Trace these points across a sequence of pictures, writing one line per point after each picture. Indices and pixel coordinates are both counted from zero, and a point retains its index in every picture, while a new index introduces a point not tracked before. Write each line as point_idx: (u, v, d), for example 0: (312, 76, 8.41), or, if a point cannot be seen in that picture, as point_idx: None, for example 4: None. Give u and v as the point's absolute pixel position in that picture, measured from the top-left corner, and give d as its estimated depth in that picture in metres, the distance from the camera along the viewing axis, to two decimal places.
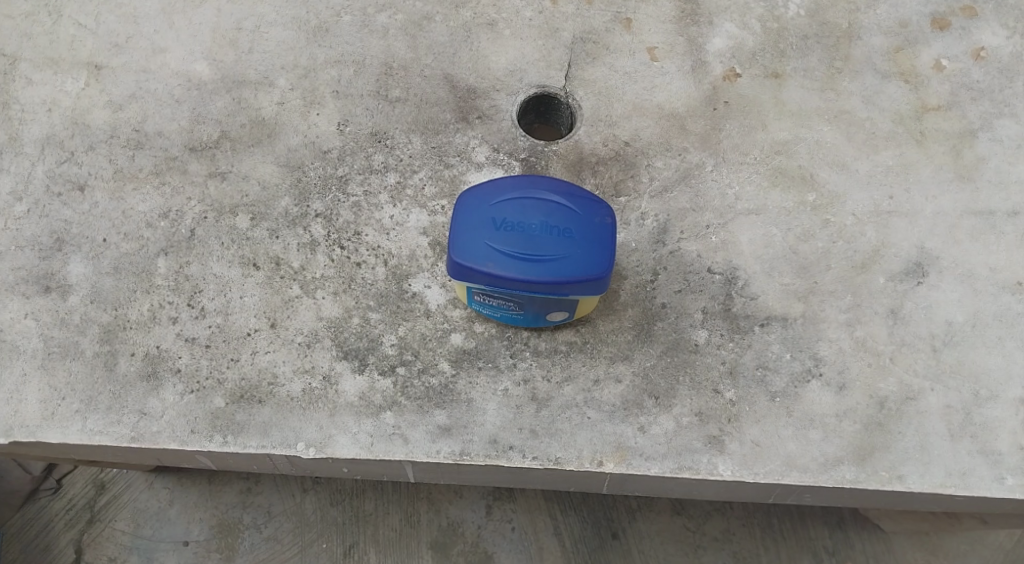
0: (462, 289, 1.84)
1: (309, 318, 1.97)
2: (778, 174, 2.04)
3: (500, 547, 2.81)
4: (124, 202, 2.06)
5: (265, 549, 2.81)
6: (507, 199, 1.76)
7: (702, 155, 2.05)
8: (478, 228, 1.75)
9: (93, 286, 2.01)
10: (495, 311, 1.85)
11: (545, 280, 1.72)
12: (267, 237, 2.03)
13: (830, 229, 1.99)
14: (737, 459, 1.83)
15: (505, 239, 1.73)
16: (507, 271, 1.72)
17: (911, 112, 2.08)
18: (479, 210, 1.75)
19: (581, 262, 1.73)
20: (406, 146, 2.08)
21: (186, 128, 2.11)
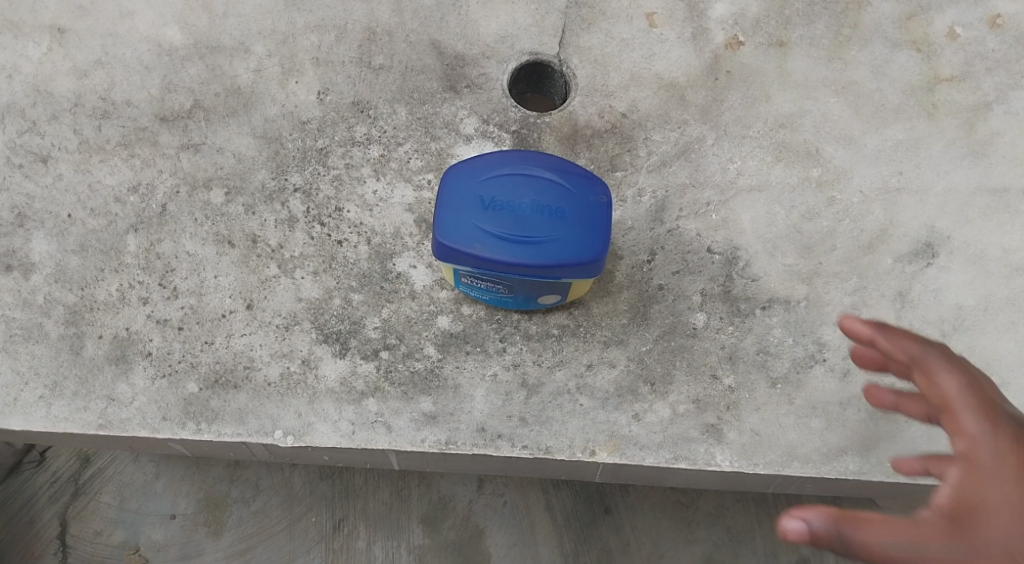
0: (447, 271, 1.74)
1: (287, 299, 1.87)
2: (782, 149, 1.93)
3: (490, 522, 2.59)
4: (90, 175, 1.95)
5: (253, 523, 2.58)
6: (495, 177, 1.66)
7: (703, 128, 1.94)
8: (464, 208, 1.65)
9: (58, 264, 1.91)
10: (483, 293, 1.76)
11: (535, 264, 1.63)
12: (243, 214, 1.92)
13: (836, 207, 1.89)
14: (736, 449, 1.75)
15: (494, 219, 1.64)
16: (496, 253, 1.63)
17: (923, 84, 1.98)
18: (466, 188, 1.66)
19: (574, 244, 1.64)
20: (390, 117, 1.97)
21: (156, 96, 2.00)
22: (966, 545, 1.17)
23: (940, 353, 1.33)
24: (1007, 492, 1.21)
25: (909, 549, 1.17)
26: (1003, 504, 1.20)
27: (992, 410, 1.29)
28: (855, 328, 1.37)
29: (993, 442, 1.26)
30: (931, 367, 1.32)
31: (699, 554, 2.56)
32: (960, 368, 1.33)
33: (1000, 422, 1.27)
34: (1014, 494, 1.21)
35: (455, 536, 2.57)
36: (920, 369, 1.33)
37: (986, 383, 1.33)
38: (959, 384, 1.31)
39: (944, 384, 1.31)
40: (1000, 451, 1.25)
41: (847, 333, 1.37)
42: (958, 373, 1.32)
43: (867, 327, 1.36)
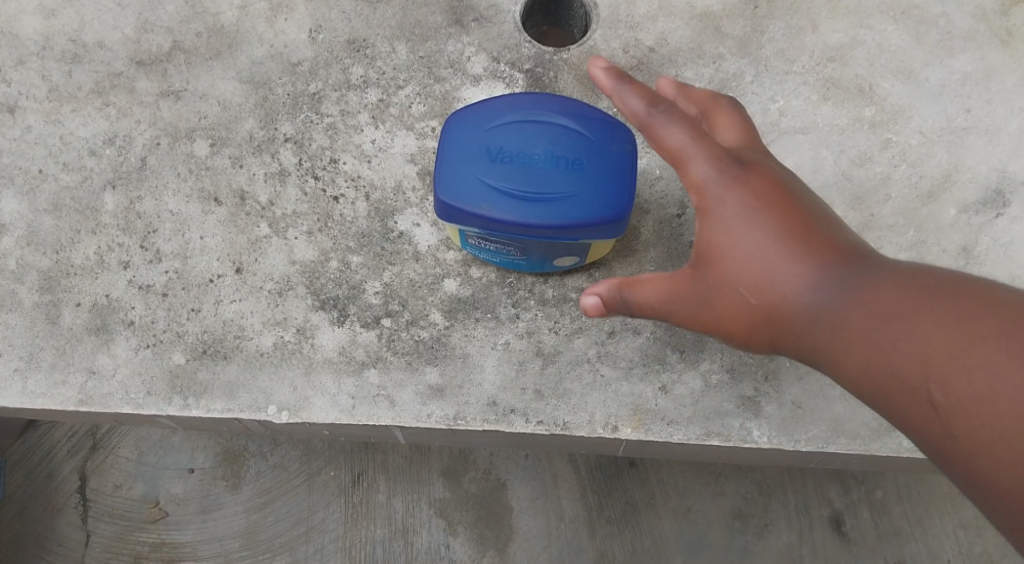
0: (453, 231, 1.56)
1: (280, 261, 1.69)
2: (831, 85, 1.71)
3: (513, 476, 2.19)
4: (62, 126, 1.77)
5: (273, 479, 2.21)
6: (503, 124, 1.47)
7: (740, 63, 1.73)
8: (469, 160, 1.46)
9: (31, 225, 1.74)
10: (493, 255, 1.58)
11: (549, 224, 1.45)
12: (229, 167, 1.74)
13: (891, 151, 1.68)
14: (775, 423, 1.58)
15: (502, 173, 1.45)
16: (504, 213, 1.45)
17: (996, 7, 1.75)
18: (470, 138, 1.47)
19: (594, 201, 1.45)
20: (390, 56, 1.76)
21: (131, 37, 1.80)
22: (735, 308, 1.28)
23: (668, 123, 1.31)
24: (784, 268, 1.25)
25: (667, 303, 1.33)
26: (758, 274, 1.26)
27: (737, 181, 1.28)
28: (597, 72, 1.37)
29: (725, 218, 1.28)
30: (656, 131, 1.32)
31: (727, 509, 2.15)
32: (704, 139, 1.30)
33: (744, 195, 1.28)
34: (789, 265, 1.24)
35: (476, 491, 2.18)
36: (648, 132, 1.33)
37: (753, 128, 1.39)
38: (734, 134, 1.36)
39: (664, 136, 1.31)
40: (750, 226, 1.26)
41: (623, 112, 1.35)
42: (705, 156, 1.29)
43: (607, 77, 1.36)
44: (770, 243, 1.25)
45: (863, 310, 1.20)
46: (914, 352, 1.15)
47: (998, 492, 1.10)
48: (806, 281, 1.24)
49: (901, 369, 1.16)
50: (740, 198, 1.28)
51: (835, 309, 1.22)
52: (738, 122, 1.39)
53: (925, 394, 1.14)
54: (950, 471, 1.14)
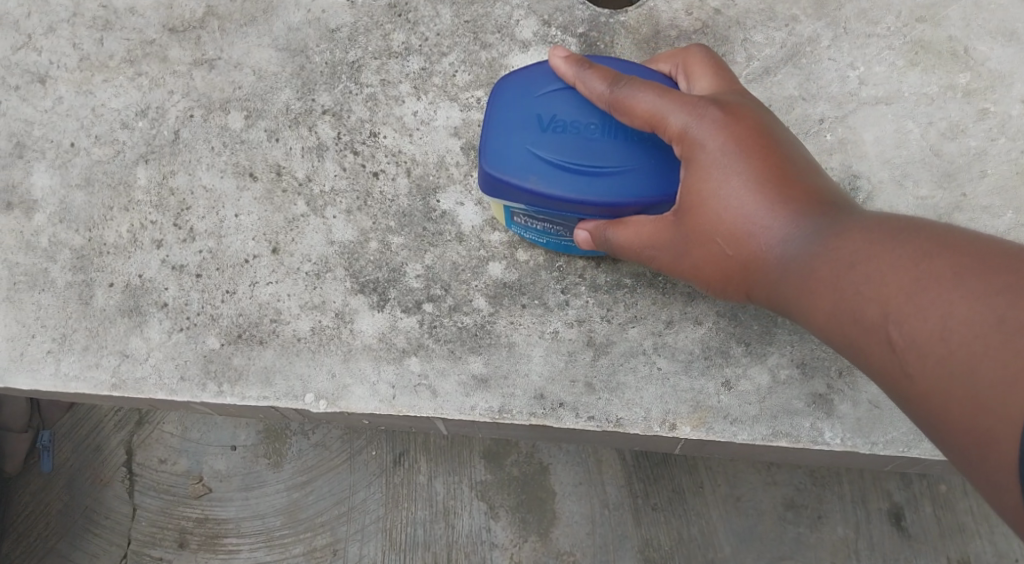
0: (500, 208, 1.46)
1: (318, 242, 1.60)
2: (919, 48, 1.57)
3: (557, 459, 2.09)
4: (93, 98, 1.70)
5: (313, 457, 2.14)
6: (558, 92, 1.38)
7: (817, 25, 1.58)
8: (519, 131, 1.36)
9: (63, 202, 1.67)
10: (542, 235, 1.48)
11: (604, 201, 1.33)
12: (264, 140, 1.65)
13: (988, 122, 1.54)
14: (849, 424, 1.46)
15: (553, 144, 1.35)
16: (553, 186, 1.34)
17: None
18: (522, 107, 1.38)
19: (653, 177, 1.33)
20: (434, 20, 1.66)
21: (163, 2, 1.72)
22: (710, 258, 1.28)
23: (637, 88, 1.29)
24: (755, 216, 1.23)
25: (638, 255, 1.34)
26: (728, 222, 1.24)
27: (710, 127, 1.25)
28: (560, 69, 1.36)
29: (699, 167, 1.25)
30: (625, 101, 1.30)
31: (779, 500, 2.03)
32: (675, 93, 1.28)
33: (714, 141, 1.25)
34: (757, 213, 1.22)
35: (519, 475, 2.09)
36: (617, 108, 1.31)
37: (729, 77, 1.36)
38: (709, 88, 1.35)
39: (633, 103, 1.29)
40: (719, 174, 1.24)
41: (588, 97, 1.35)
42: (679, 109, 1.27)
43: (569, 67, 1.35)
44: (739, 190, 1.23)
45: (829, 256, 1.17)
46: (876, 298, 1.11)
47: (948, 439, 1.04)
48: (774, 227, 1.22)
49: (862, 315, 1.12)
50: (712, 144, 1.25)
51: (803, 256, 1.19)
52: (714, 69, 1.37)
53: (884, 333, 1.09)
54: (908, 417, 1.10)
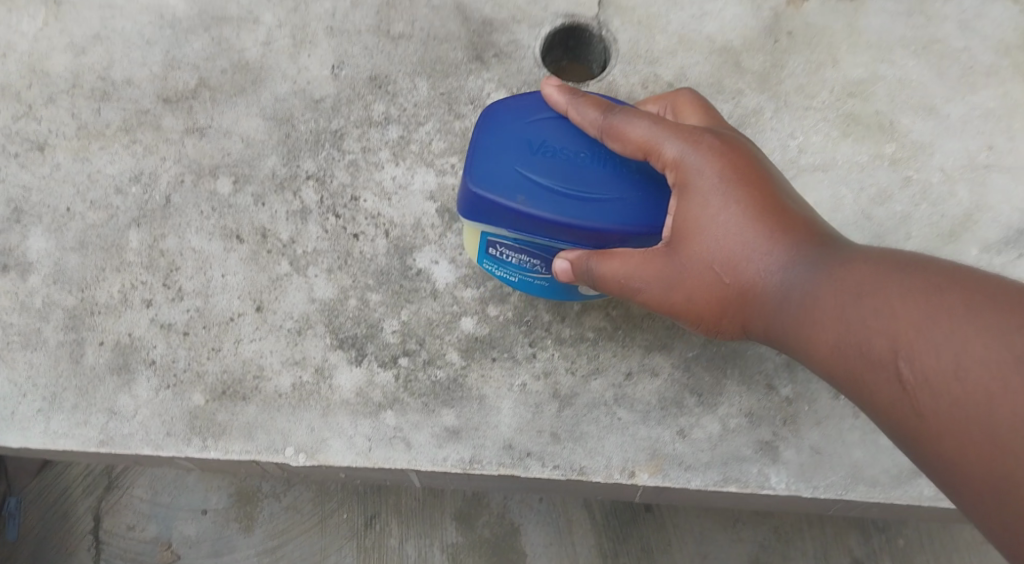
0: (477, 235, 1.56)
1: (300, 299, 1.70)
2: (853, 119, 1.73)
3: (527, 520, 2.17)
4: (89, 165, 1.80)
5: (285, 520, 2.19)
6: (548, 120, 1.50)
7: (761, 98, 1.74)
8: (511, 154, 1.46)
9: (57, 264, 1.76)
10: (513, 271, 1.57)
11: (590, 224, 1.43)
12: (251, 205, 1.76)
13: (912, 189, 1.69)
14: (793, 470, 1.57)
15: (542, 169, 1.45)
16: (541, 208, 1.43)
17: (1018, 41, 1.77)
18: (514, 135, 1.48)
19: (636, 206, 1.45)
20: (411, 92, 1.79)
21: (158, 75, 1.83)
22: (706, 287, 1.41)
23: (630, 117, 1.44)
24: (755, 250, 1.38)
25: (621, 287, 1.44)
26: (730, 253, 1.39)
27: (709, 162, 1.40)
28: (552, 99, 1.50)
29: (698, 197, 1.39)
30: (618, 129, 1.44)
31: (745, 556, 2.12)
32: (671, 123, 1.43)
33: (715, 175, 1.39)
34: (761, 248, 1.38)
35: (490, 535, 2.16)
36: (609, 134, 1.45)
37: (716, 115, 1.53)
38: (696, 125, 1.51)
39: (627, 130, 1.43)
40: (722, 207, 1.38)
41: (579, 123, 1.48)
42: (675, 139, 1.41)
43: (561, 95, 1.50)
44: (744, 224, 1.38)
45: (831, 289, 1.33)
46: (881, 327, 1.26)
47: (943, 460, 1.20)
48: (777, 262, 1.37)
49: (866, 343, 1.28)
50: (712, 178, 1.39)
51: (806, 289, 1.35)
52: (699, 108, 1.54)
53: (892, 367, 1.24)
54: (900, 438, 1.26)
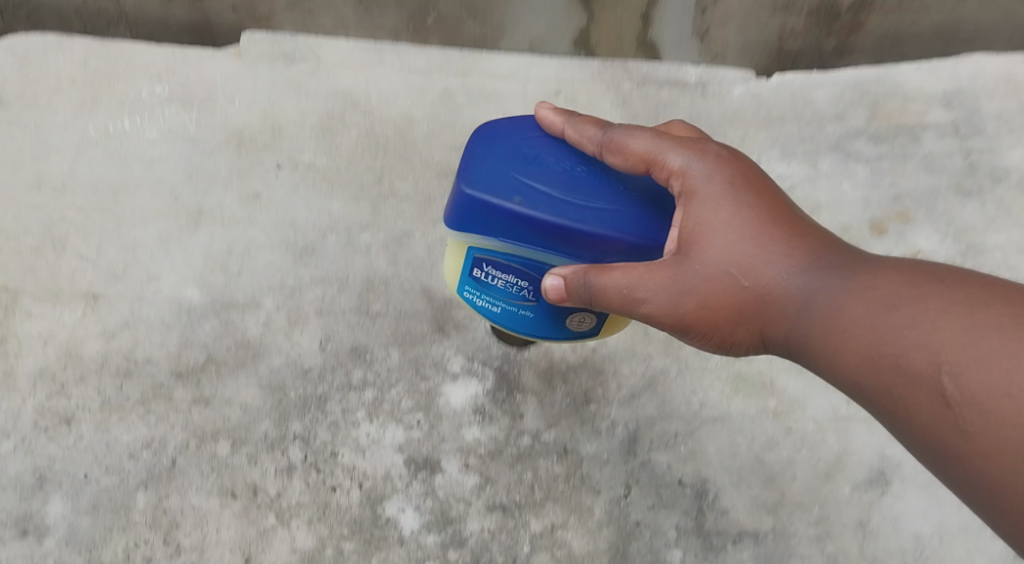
0: (464, 252, 1.71)
1: (283, 551, 1.83)
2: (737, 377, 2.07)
3: None
4: (109, 434, 1.92)
5: None
6: (540, 137, 1.70)
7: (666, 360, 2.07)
8: (506, 161, 1.64)
9: (70, 527, 1.83)
10: (498, 298, 1.73)
11: (590, 229, 1.58)
12: (245, 464, 1.91)
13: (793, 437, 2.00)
14: None
15: (536, 176, 1.63)
16: (537, 208, 1.59)
17: None
18: (509, 143, 1.68)
19: (630, 209, 1.62)
20: (385, 359, 2.04)
21: (174, 353, 2.02)
22: (722, 290, 1.53)
23: (628, 132, 1.63)
24: (769, 257, 1.51)
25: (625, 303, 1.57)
26: (747, 258, 1.51)
27: (711, 169, 1.58)
28: (547, 121, 1.70)
29: (710, 204, 1.55)
30: (617, 142, 1.63)
31: None
32: (671, 139, 1.63)
33: (720, 180, 1.58)
34: (781, 262, 1.51)
35: None
36: (608, 147, 1.64)
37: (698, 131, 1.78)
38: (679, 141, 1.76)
39: (628, 143, 1.62)
40: (732, 209, 1.54)
41: (579, 140, 1.68)
42: (677, 151, 1.60)
43: (556, 114, 1.70)
44: (756, 227, 1.53)
45: (852, 298, 1.43)
46: (908, 339, 1.34)
47: (993, 475, 1.25)
48: (795, 267, 1.50)
49: (892, 356, 1.36)
50: (720, 181, 1.57)
51: (829, 300, 1.45)
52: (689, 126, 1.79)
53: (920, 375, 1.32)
54: (933, 456, 1.32)
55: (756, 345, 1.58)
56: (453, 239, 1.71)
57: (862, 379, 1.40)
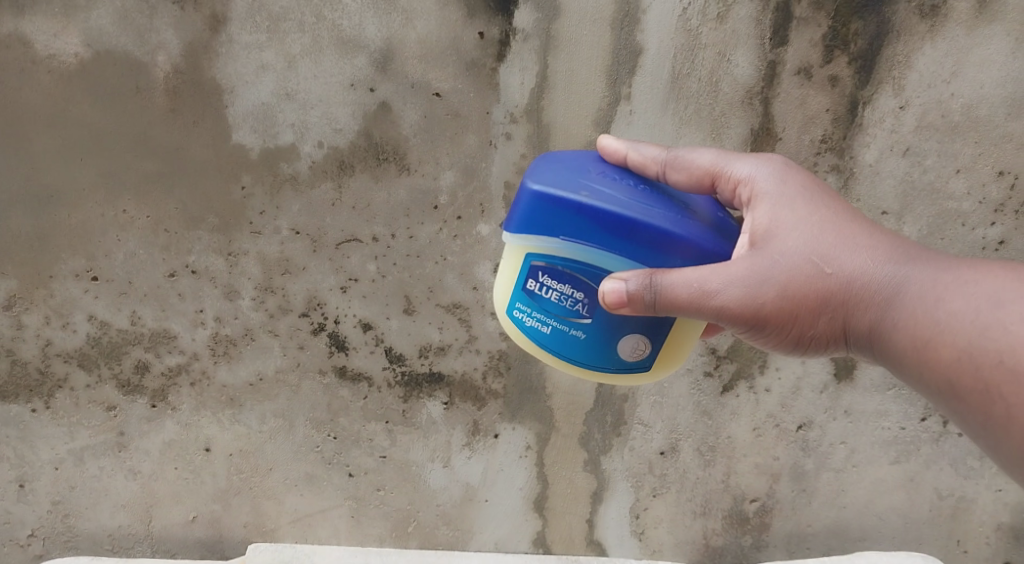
0: (517, 261, 1.32)
1: None
2: (797, 546, 1.88)
3: None
4: None
5: None
6: (600, 164, 1.36)
7: (726, 539, 1.88)
8: (571, 170, 1.32)
9: None
10: (548, 315, 1.32)
11: (659, 225, 1.25)
12: None
13: None
14: None
15: (610, 182, 1.31)
16: (607, 203, 1.25)
17: None
18: (567, 157, 1.36)
19: (701, 222, 1.29)
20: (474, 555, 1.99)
21: None
22: (807, 284, 1.28)
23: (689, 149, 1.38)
24: (855, 245, 1.29)
25: (699, 294, 1.26)
26: (828, 244, 1.29)
27: (782, 172, 1.35)
28: (608, 153, 1.37)
29: (782, 201, 1.32)
30: (682, 158, 1.36)
31: None
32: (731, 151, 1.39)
33: (794, 184, 1.34)
34: (868, 250, 1.29)
35: None
36: (673, 165, 1.35)
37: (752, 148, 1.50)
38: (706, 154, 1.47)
39: (692, 159, 1.36)
40: (811, 206, 1.31)
41: (635, 164, 1.36)
42: (742, 161, 1.37)
43: (616, 141, 1.37)
44: (838, 222, 1.30)
45: (922, 273, 1.26)
46: (1015, 330, 1.18)
47: None
48: (888, 260, 1.28)
49: (995, 345, 1.19)
50: (792, 185, 1.34)
51: (927, 288, 1.25)
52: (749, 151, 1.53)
53: (1014, 360, 1.17)
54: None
55: (836, 341, 1.32)
56: (509, 246, 1.33)
57: (961, 386, 1.21)
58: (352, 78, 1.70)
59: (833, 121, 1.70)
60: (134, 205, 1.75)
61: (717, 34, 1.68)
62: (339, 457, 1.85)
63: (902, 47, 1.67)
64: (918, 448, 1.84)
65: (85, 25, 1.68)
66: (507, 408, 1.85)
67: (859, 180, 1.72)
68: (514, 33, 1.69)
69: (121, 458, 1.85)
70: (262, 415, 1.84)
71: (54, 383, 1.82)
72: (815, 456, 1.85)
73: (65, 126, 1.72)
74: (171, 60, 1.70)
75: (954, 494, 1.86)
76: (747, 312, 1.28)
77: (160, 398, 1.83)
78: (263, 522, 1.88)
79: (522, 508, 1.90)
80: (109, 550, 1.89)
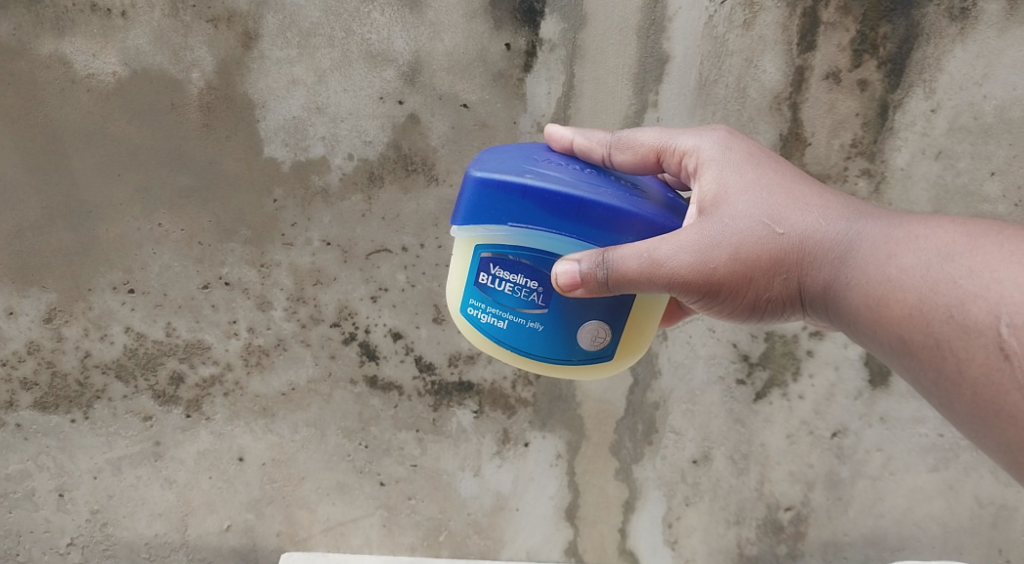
0: (469, 255, 1.32)
1: None
2: (834, 556, 1.85)
3: None
4: None
5: None
6: (545, 153, 1.37)
7: (760, 548, 1.85)
8: (516, 159, 1.32)
9: None
10: (503, 309, 1.32)
11: (607, 202, 1.25)
12: None
13: None
14: None
15: (554, 167, 1.31)
16: (550, 183, 1.26)
17: None
18: (513, 150, 1.36)
19: (652, 201, 1.30)
20: None
21: None
22: (758, 246, 1.29)
23: (632, 130, 1.41)
24: (803, 207, 1.30)
25: (649, 261, 1.25)
26: (778, 207, 1.30)
27: (727, 141, 1.38)
28: (556, 141, 1.39)
29: (729, 168, 1.34)
30: (627, 139, 1.38)
31: None
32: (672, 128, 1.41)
33: (740, 151, 1.37)
34: (818, 213, 1.30)
35: None
36: (618, 146, 1.38)
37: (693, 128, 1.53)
38: None
39: (635, 139, 1.39)
40: (758, 172, 1.33)
41: (580, 147, 1.38)
42: (687, 135, 1.39)
43: (560, 129, 1.39)
44: (786, 187, 1.32)
45: (870, 231, 1.27)
46: (964, 282, 1.17)
47: None
48: (838, 220, 1.29)
49: (946, 298, 1.18)
50: (738, 153, 1.36)
51: (877, 245, 1.25)
52: None
53: (962, 313, 1.17)
54: (981, 419, 1.17)
55: (792, 303, 1.33)
56: (459, 241, 1.33)
57: (913, 342, 1.21)
58: (382, 91, 1.72)
59: (864, 126, 1.69)
60: (168, 219, 1.77)
61: (743, 40, 1.68)
62: (370, 466, 1.86)
63: (932, 50, 1.66)
64: (958, 455, 1.82)
65: (123, 45, 1.72)
66: (538, 416, 1.85)
67: (892, 185, 1.70)
68: (540, 44, 1.70)
69: (157, 467, 1.88)
70: (295, 424, 1.85)
71: (93, 394, 1.85)
72: (849, 463, 1.82)
73: (103, 142, 1.75)
74: (204, 78, 1.72)
75: (995, 502, 1.82)
76: (700, 276, 1.28)
77: (194, 408, 1.85)
78: (296, 531, 1.89)
79: (554, 517, 1.89)
80: (146, 558, 1.90)
